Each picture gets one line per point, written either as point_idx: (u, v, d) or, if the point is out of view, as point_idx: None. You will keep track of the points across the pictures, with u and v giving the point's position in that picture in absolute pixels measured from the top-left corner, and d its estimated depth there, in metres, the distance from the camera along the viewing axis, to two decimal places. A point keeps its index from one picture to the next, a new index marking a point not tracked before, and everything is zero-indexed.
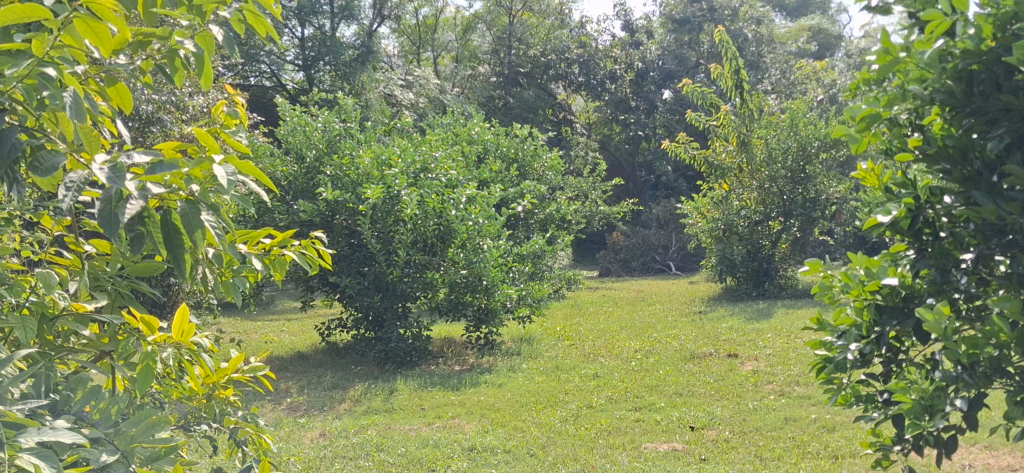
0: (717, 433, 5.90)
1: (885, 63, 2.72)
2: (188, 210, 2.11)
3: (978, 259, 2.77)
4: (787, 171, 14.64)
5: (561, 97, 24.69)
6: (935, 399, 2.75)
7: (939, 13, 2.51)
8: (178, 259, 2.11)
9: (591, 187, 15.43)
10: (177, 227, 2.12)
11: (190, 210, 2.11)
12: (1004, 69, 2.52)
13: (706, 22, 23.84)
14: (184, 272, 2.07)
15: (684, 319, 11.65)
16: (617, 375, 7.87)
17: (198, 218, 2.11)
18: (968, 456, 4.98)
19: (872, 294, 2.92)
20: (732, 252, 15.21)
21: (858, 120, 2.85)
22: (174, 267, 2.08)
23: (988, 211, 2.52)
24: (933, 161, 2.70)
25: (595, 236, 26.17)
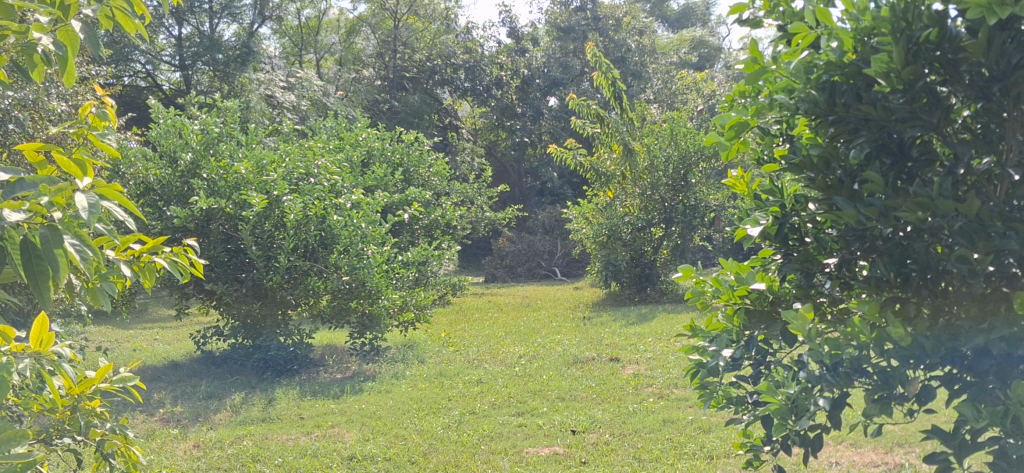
0: (597, 435, 5.97)
1: (752, 73, 2.80)
2: (48, 236, 2.04)
3: (842, 263, 2.86)
4: (668, 179, 15.01)
5: (447, 102, 24.70)
6: (800, 399, 2.80)
7: (803, 25, 2.60)
8: (38, 283, 2.04)
9: (477, 193, 15.44)
10: (37, 251, 2.05)
11: (51, 236, 2.05)
12: (865, 81, 2.60)
13: (589, 32, 24.07)
14: (44, 298, 2.00)
15: (567, 324, 11.75)
16: (501, 380, 7.89)
17: (58, 241, 2.05)
18: (833, 454, 5.17)
19: (741, 299, 3.05)
20: (617, 258, 15.49)
21: (727, 128, 2.93)
22: (34, 291, 2.02)
23: (848, 216, 2.60)
24: (799, 169, 2.79)
25: (481, 242, 26.29)
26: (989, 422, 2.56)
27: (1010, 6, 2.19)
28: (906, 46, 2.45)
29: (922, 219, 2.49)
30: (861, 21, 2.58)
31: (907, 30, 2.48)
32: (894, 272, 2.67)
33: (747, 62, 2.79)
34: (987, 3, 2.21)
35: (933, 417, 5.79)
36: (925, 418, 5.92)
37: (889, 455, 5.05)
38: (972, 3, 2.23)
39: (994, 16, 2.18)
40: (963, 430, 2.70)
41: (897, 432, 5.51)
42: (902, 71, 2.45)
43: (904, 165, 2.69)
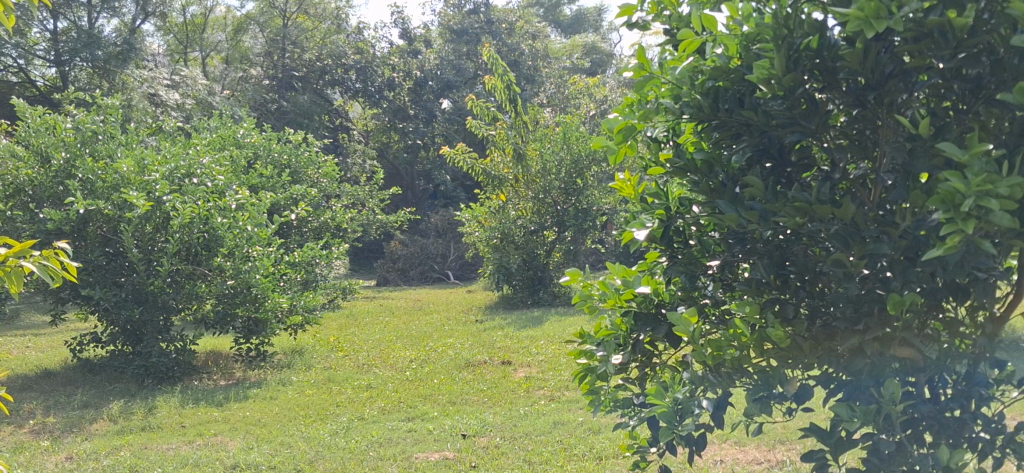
0: (488, 439, 5.95)
1: (639, 77, 2.78)
2: None
3: (725, 265, 2.91)
4: (560, 183, 15.16)
5: (337, 103, 24.42)
6: (685, 402, 2.83)
7: (690, 30, 2.61)
8: None
9: (368, 195, 15.29)
10: None
11: None
12: (748, 87, 2.63)
13: (482, 36, 24.17)
14: None
15: (459, 327, 11.72)
16: (391, 385, 7.81)
17: None
18: (718, 453, 5.28)
19: (628, 303, 3.03)
20: (509, 260, 15.55)
21: (615, 133, 2.89)
22: None
23: (729, 219, 2.61)
24: (683, 173, 2.81)
25: (372, 245, 26.04)
26: (863, 421, 2.66)
27: (885, 18, 2.22)
28: (787, 53, 2.48)
29: (802, 222, 2.53)
30: (745, 27, 2.60)
31: (788, 37, 2.51)
32: (773, 274, 2.73)
33: (635, 66, 2.77)
34: (864, 16, 2.22)
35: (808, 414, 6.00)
36: (801, 415, 6.13)
37: (771, 452, 5.18)
38: (851, 15, 2.23)
39: (870, 31, 2.20)
40: (839, 428, 2.77)
41: (776, 430, 5.66)
42: (783, 78, 2.48)
43: (784, 170, 2.75)
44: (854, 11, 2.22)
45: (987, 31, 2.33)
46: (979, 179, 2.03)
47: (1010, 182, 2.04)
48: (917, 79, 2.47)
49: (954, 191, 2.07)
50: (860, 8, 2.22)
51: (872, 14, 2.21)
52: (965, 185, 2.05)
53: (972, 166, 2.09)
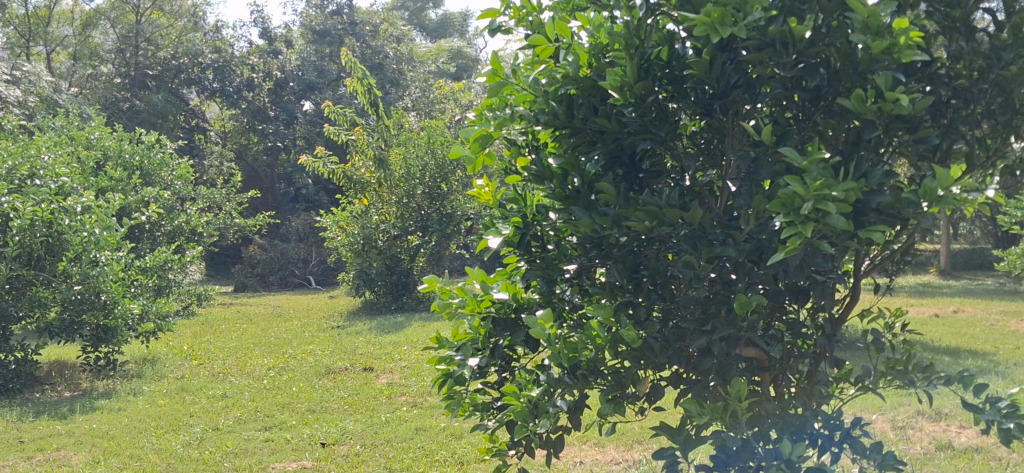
0: (348, 447, 5.87)
1: (492, 84, 2.76)
2: None
3: (581, 269, 2.95)
4: (424, 187, 15.14)
5: (193, 103, 23.76)
6: (540, 402, 2.86)
7: (541, 38, 2.63)
8: None
9: (225, 198, 14.86)
10: None
11: None
12: (600, 94, 2.69)
13: (346, 37, 24.00)
14: None
15: (320, 334, 11.52)
16: (247, 394, 7.60)
17: None
18: (577, 454, 5.36)
19: (486, 309, 3.03)
20: (371, 266, 15.42)
21: (471, 141, 2.81)
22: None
23: (584, 224, 2.64)
24: (540, 180, 2.82)
25: (230, 249, 25.38)
26: (711, 418, 2.77)
27: (730, 24, 2.30)
28: (638, 63, 2.54)
29: (651, 226, 2.59)
30: (595, 37, 2.65)
31: (639, 47, 2.57)
32: (627, 278, 2.78)
33: (487, 72, 2.75)
34: (710, 21, 2.31)
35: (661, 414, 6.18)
36: (655, 414, 6.31)
37: (629, 452, 5.30)
38: (697, 21, 2.32)
39: (716, 35, 2.29)
40: (689, 426, 2.86)
41: (633, 431, 5.79)
42: (635, 86, 2.54)
43: (636, 176, 2.81)
44: (701, 16, 2.30)
45: (826, 43, 2.46)
46: (818, 184, 2.13)
47: (845, 186, 2.14)
48: (760, 90, 2.57)
49: (794, 195, 2.16)
50: (706, 13, 2.31)
51: (717, 20, 2.30)
52: (804, 190, 2.14)
53: (811, 171, 2.19)
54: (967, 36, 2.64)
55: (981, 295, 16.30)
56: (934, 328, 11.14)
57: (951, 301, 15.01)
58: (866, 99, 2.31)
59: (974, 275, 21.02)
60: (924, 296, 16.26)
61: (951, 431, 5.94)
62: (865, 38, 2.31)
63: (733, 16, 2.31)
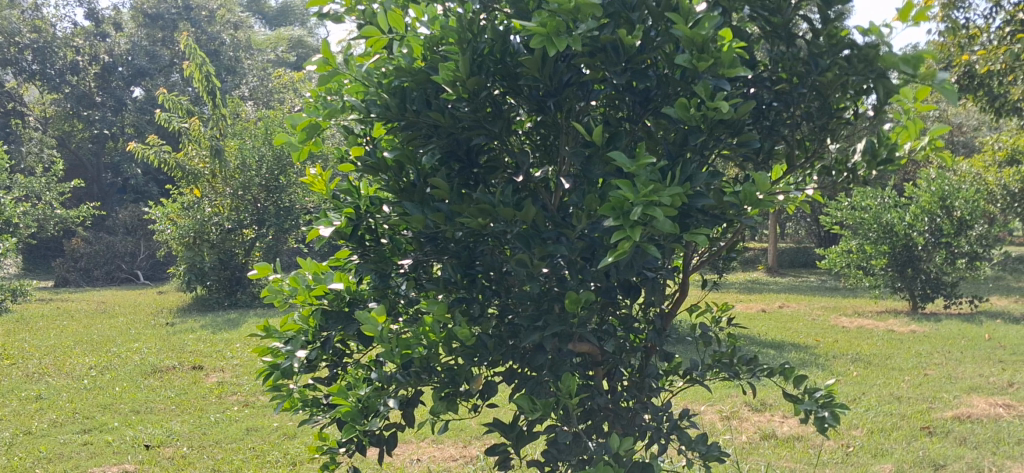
0: (174, 449, 5.62)
1: (324, 73, 2.64)
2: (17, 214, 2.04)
3: (416, 264, 2.92)
4: (261, 180, 14.85)
5: (8, 86, 22.27)
6: (369, 400, 2.79)
7: (375, 30, 2.54)
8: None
9: (45, 188, 13.99)
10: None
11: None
12: (435, 88, 2.62)
13: (181, 21, 23.13)
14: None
15: (147, 331, 11.01)
16: (65, 395, 7.17)
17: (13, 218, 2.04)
18: (415, 451, 5.32)
19: (318, 300, 2.92)
20: (203, 260, 14.87)
21: (299, 130, 2.70)
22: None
23: (416, 220, 2.61)
24: (374, 171, 2.77)
25: (51, 243, 24.02)
26: (542, 413, 2.78)
27: (563, 37, 2.28)
28: (471, 57, 2.49)
29: (485, 223, 2.57)
30: (431, 30, 2.59)
31: (472, 41, 2.52)
32: (461, 274, 2.79)
33: (319, 60, 2.63)
34: (546, 32, 2.27)
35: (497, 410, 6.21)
36: (490, 411, 6.36)
37: (466, 448, 5.32)
38: (533, 31, 2.28)
39: (553, 48, 2.25)
40: (520, 423, 2.87)
41: (470, 426, 5.82)
42: (467, 81, 2.48)
43: (471, 171, 2.78)
44: (538, 27, 2.26)
45: (654, 47, 2.50)
46: (646, 189, 2.15)
47: (672, 192, 2.18)
48: (592, 88, 2.59)
49: (625, 200, 2.18)
50: (541, 23, 2.27)
51: (552, 31, 2.27)
52: (634, 194, 2.16)
53: (639, 175, 2.20)
54: (788, 41, 2.75)
55: (805, 292, 17.21)
56: (761, 323, 11.67)
57: (777, 297, 15.80)
58: (693, 107, 2.37)
59: (797, 272, 22.23)
60: (753, 292, 17.05)
61: (775, 421, 6.22)
62: (691, 53, 2.36)
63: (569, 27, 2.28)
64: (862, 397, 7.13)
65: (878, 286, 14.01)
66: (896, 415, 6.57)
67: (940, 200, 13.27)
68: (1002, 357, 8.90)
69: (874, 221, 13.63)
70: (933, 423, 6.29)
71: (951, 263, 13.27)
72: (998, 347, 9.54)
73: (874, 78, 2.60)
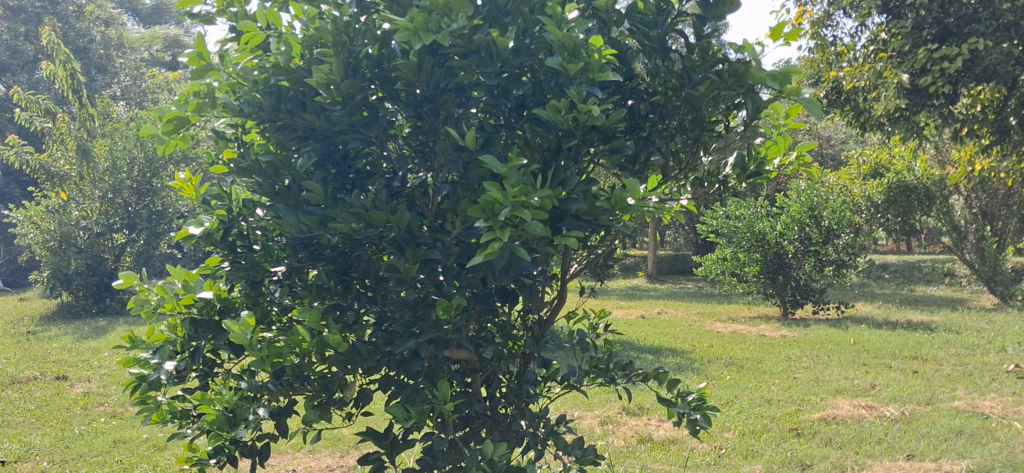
0: (34, 464, 5.36)
1: (197, 68, 2.59)
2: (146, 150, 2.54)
3: (289, 271, 2.87)
4: (132, 183, 14.47)
5: None
6: (239, 409, 2.72)
7: (251, 25, 2.49)
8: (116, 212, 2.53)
9: None
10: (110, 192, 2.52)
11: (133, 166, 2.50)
12: (310, 89, 2.59)
13: (45, 16, 22.02)
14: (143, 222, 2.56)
15: (5, 340, 10.47)
16: None
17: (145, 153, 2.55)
18: (290, 462, 5.21)
19: (187, 309, 2.85)
20: (68, 265, 14.23)
21: (166, 122, 2.64)
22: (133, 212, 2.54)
23: (289, 223, 2.56)
24: (247, 173, 2.71)
25: None
26: (416, 422, 2.76)
27: (432, 31, 2.30)
28: (346, 60, 2.47)
29: (358, 228, 2.54)
30: (309, 29, 2.55)
31: (348, 44, 2.51)
32: (335, 280, 2.74)
33: (192, 54, 2.58)
34: (414, 28, 2.29)
35: (374, 417, 6.15)
36: (369, 419, 6.30)
37: (342, 458, 5.26)
38: (401, 26, 2.29)
39: (419, 41, 2.27)
40: (394, 431, 2.85)
41: (348, 436, 5.76)
42: (342, 83, 2.47)
43: (347, 176, 2.74)
44: (404, 21, 2.27)
45: (530, 54, 2.52)
46: (515, 190, 2.16)
47: (542, 194, 2.20)
48: (471, 95, 2.61)
49: (494, 201, 2.18)
50: (409, 18, 2.28)
51: (422, 25, 2.29)
52: (502, 195, 2.16)
53: (510, 177, 2.21)
54: (663, 55, 2.80)
55: (682, 298, 17.68)
56: (639, 329, 11.91)
57: (655, 304, 16.15)
58: (563, 111, 2.38)
59: (676, 279, 22.80)
60: (633, 299, 17.38)
61: (651, 425, 6.34)
62: (561, 55, 2.39)
63: (436, 22, 2.31)
64: (735, 400, 7.35)
65: (751, 293, 14.49)
66: (766, 417, 6.80)
67: (809, 210, 13.82)
68: (865, 360, 9.32)
69: (748, 230, 14.10)
70: (800, 425, 6.53)
71: (819, 270, 13.92)
72: (862, 351, 9.97)
73: (742, 92, 2.73)
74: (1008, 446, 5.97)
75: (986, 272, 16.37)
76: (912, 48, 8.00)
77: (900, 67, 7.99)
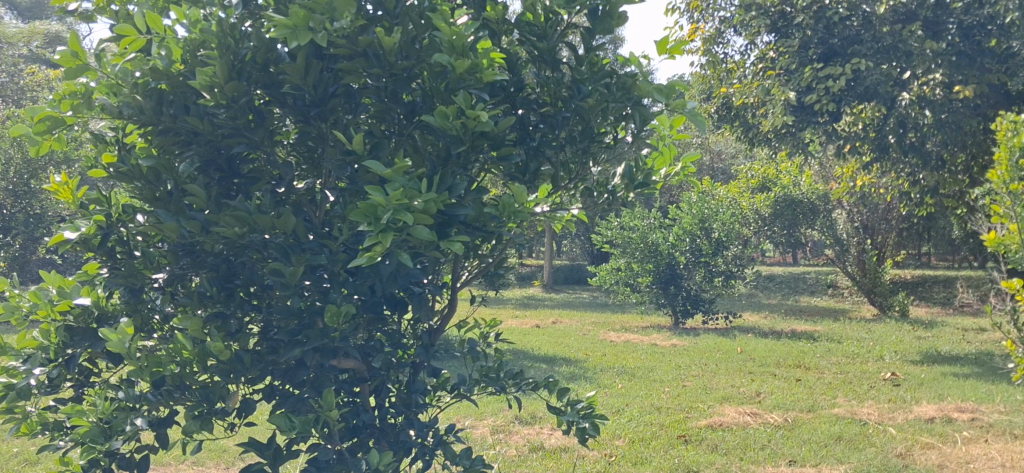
0: None
1: (70, 69, 2.45)
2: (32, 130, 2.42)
3: (170, 278, 2.78)
4: (7, 184, 13.73)
5: None
6: (114, 420, 2.62)
7: (131, 28, 2.41)
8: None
9: None
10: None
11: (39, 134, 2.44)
12: (192, 93, 2.53)
13: None
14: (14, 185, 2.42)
15: None
16: None
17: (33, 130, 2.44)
18: None
19: (62, 316, 2.72)
20: None
21: (36, 122, 2.50)
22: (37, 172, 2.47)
23: (169, 229, 2.48)
24: (127, 179, 2.61)
25: None
26: (300, 431, 2.70)
27: (312, 28, 2.29)
28: (230, 62, 2.42)
29: (241, 233, 2.49)
30: (192, 33, 2.50)
31: (233, 47, 2.46)
32: (217, 287, 2.67)
33: (66, 55, 2.44)
34: (292, 25, 2.27)
35: (259, 427, 6.03)
36: (255, 430, 6.17)
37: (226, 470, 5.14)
38: (280, 22, 2.27)
39: (297, 39, 2.24)
40: (278, 441, 2.79)
41: (233, 448, 5.64)
42: (225, 86, 2.41)
43: (232, 181, 2.69)
44: (283, 18, 2.25)
45: (419, 60, 2.52)
46: (397, 193, 2.15)
47: (426, 197, 2.20)
48: (360, 100, 2.60)
49: (376, 205, 2.17)
50: (289, 15, 2.27)
51: (300, 23, 2.27)
52: (385, 199, 2.16)
53: (394, 181, 2.22)
54: (553, 66, 2.81)
55: (576, 307, 17.88)
56: (533, 337, 11.96)
57: (550, 313, 16.29)
58: (451, 116, 2.38)
59: (570, 289, 23.03)
60: (527, 308, 17.48)
61: (543, 433, 6.39)
62: (451, 56, 2.39)
63: (317, 22, 2.29)
64: (626, 408, 7.46)
65: (644, 302, 14.70)
66: (655, 424, 6.92)
67: (700, 222, 14.24)
68: (751, 368, 9.60)
69: (641, 241, 14.37)
70: (688, 432, 6.67)
71: (709, 281, 14.29)
72: (748, 359, 10.28)
73: (631, 105, 2.80)
74: (883, 450, 6.23)
75: (866, 284, 16.90)
76: (799, 66, 9.79)
77: (788, 85, 9.75)
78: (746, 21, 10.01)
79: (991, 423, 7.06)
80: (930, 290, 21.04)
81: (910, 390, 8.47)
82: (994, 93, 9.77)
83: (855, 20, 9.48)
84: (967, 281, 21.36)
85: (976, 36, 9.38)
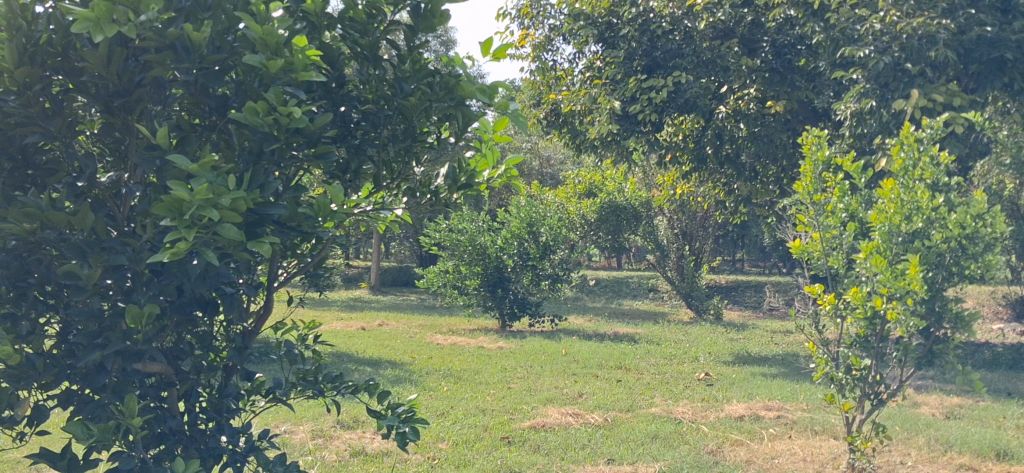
0: None
1: None
2: None
3: None
4: None
5: None
6: None
7: None
8: None
9: None
10: None
11: None
12: None
13: None
14: None
15: None
16: None
17: None
18: None
19: None
20: None
21: None
22: None
23: None
24: None
25: None
26: (99, 439, 2.53)
27: (116, 21, 2.15)
28: (21, 47, 2.26)
29: (32, 230, 2.31)
30: None
31: (26, 30, 2.30)
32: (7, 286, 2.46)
33: None
34: (95, 17, 2.13)
35: (54, 437, 5.67)
36: (52, 439, 5.80)
37: None
38: (79, 14, 2.12)
39: (100, 33, 2.12)
40: (73, 451, 2.61)
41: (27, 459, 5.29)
42: (15, 72, 2.26)
43: (25, 173, 2.49)
44: (84, 9, 2.11)
45: (233, 51, 2.41)
46: (202, 190, 2.05)
47: (234, 195, 2.11)
48: (168, 92, 2.47)
49: (180, 200, 2.06)
50: (91, 7, 2.12)
51: (102, 15, 2.13)
52: (189, 195, 2.05)
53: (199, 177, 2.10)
54: (375, 63, 2.76)
55: (405, 310, 17.79)
56: (358, 340, 11.80)
57: (377, 315, 16.12)
58: (262, 112, 2.31)
59: (400, 292, 22.90)
60: (354, 310, 17.26)
61: (365, 438, 6.30)
62: (264, 54, 2.33)
63: (121, 13, 2.16)
64: (450, 410, 7.47)
65: (472, 305, 14.73)
66: (479, 426, 6.95)
67: (528, 226, 14.49)
68: (574, 370, 9.81)
69: (469, 244, 14.41)
70: (511, 433, 6.73)
71: (536, 284, 14.55)
72: (571, 361, 10.50)
73: (453, 105, 2.77)
74: (696, 448, 6.49)
75: (684, 288, 17.72)
76: (625, 76, 10.16)
77: (614, 94, 10.12)
78: (575, 29, 10.28)
79: (794, 420, 7.49)
80: (741, 294, 22.19)
81: (721, 390, 8.88)
82: (802, 110, 10.28)
83: (677, 34, 9.86)
84: (775, 287, 22.61)
85: (788, 55, 10.04)
